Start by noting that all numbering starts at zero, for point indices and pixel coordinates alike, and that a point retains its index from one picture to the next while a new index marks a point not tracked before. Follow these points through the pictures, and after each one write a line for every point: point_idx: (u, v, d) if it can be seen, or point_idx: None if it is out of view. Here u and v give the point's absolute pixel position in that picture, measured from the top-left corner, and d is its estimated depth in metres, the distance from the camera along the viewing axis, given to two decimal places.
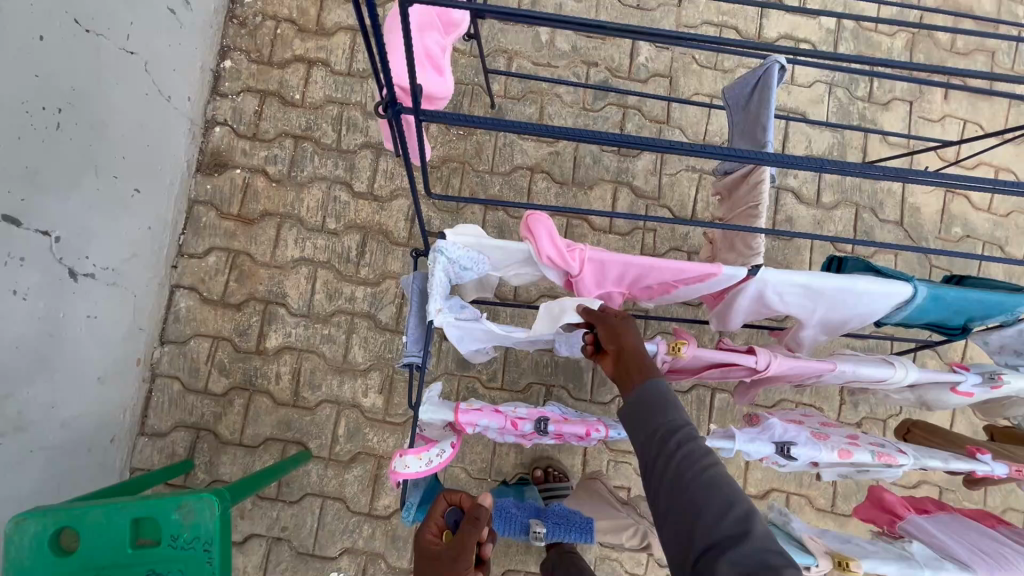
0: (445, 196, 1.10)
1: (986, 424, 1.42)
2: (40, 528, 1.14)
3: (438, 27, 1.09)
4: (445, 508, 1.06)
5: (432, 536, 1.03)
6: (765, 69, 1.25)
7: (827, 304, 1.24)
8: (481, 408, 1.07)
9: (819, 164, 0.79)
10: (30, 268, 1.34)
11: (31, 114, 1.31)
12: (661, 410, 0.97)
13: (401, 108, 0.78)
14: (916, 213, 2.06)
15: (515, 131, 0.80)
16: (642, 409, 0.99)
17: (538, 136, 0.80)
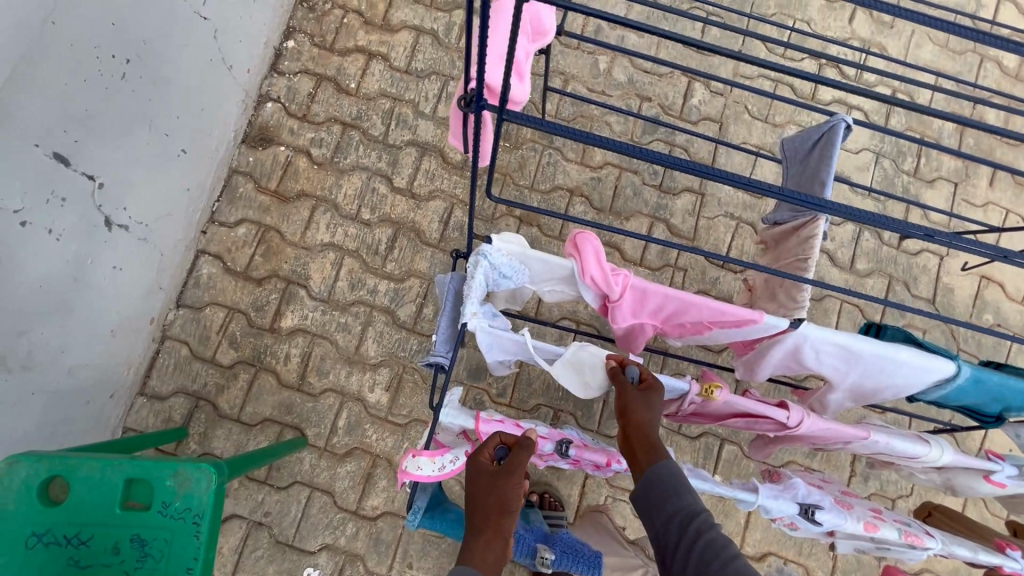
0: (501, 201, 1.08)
1: (1009, 519, 1.36)
2: (32, 474, 1.11)
3: (529, 32, 1.10)
4: (495, 443, 0.98)
5: (484, 464, 0.96)
6: (830, 125, 1.24)
7: (863, 369, 1.21)
8: (502, 420, 1.04)
9: (876, 217, 0.82)
10: (70, 209, 1.34)
11: (100, 60, 1.32)
12: (676, 494, 0.99)
13: (486, 104, 0.77)
14: (949, 293, 2.04)
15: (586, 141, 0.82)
16: (660, 491, 1.00)
17: (606, 148, 0.81)
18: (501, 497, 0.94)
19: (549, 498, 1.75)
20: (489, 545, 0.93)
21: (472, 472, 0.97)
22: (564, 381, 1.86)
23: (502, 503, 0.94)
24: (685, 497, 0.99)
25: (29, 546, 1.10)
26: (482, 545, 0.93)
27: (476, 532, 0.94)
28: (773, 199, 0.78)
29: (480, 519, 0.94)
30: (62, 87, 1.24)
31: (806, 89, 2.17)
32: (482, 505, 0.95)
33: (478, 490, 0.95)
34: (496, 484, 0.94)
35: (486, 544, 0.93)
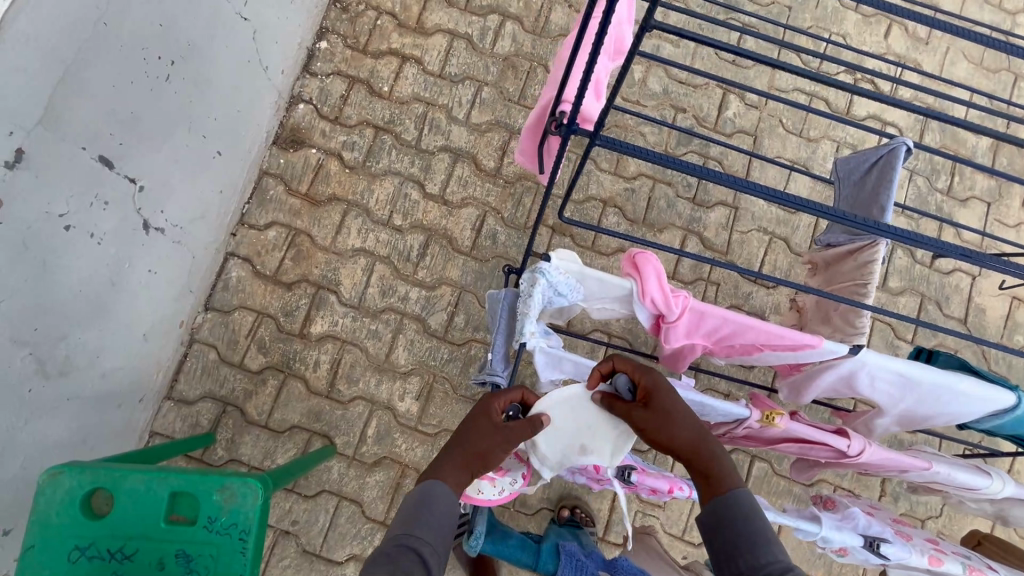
0: (570, 219, 1.13)
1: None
2: (76, 485, 1.09)
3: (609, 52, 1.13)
4: (512, 399, 1.09)
5: (495, 412, 1.05)
6: (890, 148, 1.23)
7: (918, 396, 1.19)
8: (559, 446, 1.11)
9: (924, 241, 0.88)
10: (111, 213, 1.31)
11: (147, 61, 1.29)
12: (749, 548, 0.91)
13: (579, 127, 0.78)
14: (980, 314, 2.04)
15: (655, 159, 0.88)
16: (728, 531, 0.95)
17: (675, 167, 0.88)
18: (493, 442, 1.03)
19: (580, 513, 1.74)
20: (464, 474, 1.02)
21: (478, 412, 1.06)
22: None
23: (492, 444, 1.02)
24: (768, 553, 0.90)
25: (72, 559, 1.07)
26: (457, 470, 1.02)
27: (459, 462, 1.03)
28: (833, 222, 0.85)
29: (469, 452, 1.03)
30: (111, 89, 1.21)
31: (842, 103, 2.16)
32: (475, 444, 1.03)
33: (478, 428, 1.04)
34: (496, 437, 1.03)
35: (462, 471, 1.02)
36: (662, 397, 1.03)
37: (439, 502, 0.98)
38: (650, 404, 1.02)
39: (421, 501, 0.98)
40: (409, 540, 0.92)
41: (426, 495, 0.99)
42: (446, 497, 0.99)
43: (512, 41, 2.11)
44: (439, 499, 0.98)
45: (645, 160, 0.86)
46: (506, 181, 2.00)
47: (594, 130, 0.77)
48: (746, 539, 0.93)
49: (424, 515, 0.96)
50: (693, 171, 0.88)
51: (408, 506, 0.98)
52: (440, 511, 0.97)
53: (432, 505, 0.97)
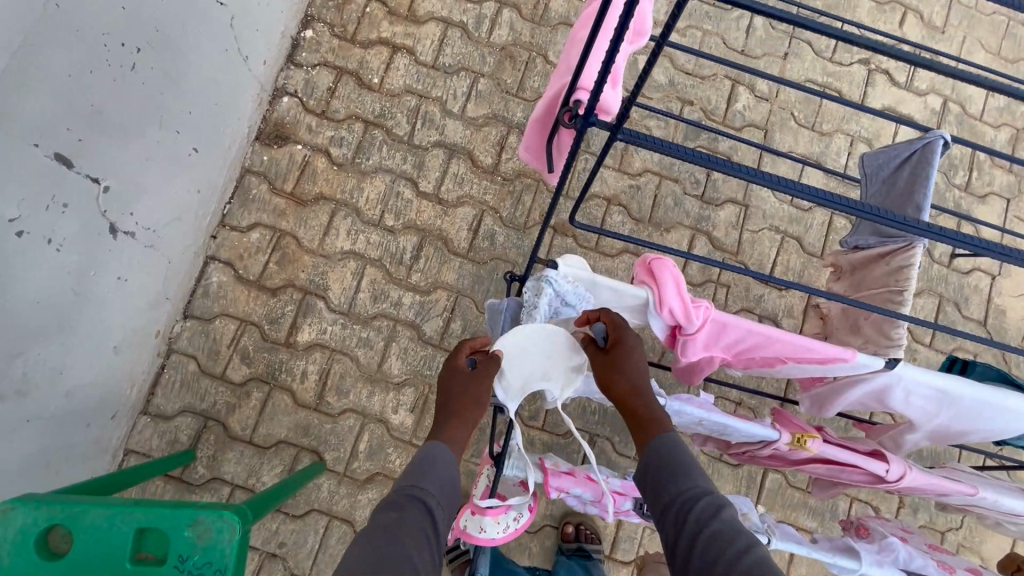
0: (583, 226, 1.05)
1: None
2: (30, 522, 0.97)
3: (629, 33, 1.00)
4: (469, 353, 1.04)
5: (462, 364, 1.02)
6: (925, 142, 1.13)
7: (955, 412, 1.10)
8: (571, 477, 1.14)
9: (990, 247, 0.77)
10: (72, 216, 1.19)
11: (108, 49, 1.17)
12: (674, 477, 0.92)
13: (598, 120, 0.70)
14: (1000, 315, 1.95)
15: (691, 158, 0.78)
16: (654, 470, 0.94)
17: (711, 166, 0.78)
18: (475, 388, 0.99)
19: (585, 531, 1.64)
20: (455, 428, 0.98)
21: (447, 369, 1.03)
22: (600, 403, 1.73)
23: (467, 392, 0.99)
24: (689, 480, 0.91)
25: None
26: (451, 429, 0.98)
27: (445, 421, 0.99)
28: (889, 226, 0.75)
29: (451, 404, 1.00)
30: (66, 79, 1.09)
31: (855, 94, 2.06)
32: (453, 399, 1.00)
33: (452, 385, 1.01)
34: (467, 382, 1.00)
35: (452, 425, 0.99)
36: (625, 348, 1.00)
37: (447, 462, 0.95)
38: (613, 351, 1.00)
39: (423, 464, 0.93)
40: (417, 492, 0.88)
41: (429, 456, 0.95)
42: (448, 456, 0.95)
43: (509, 30, 2.00)
44: (443, 458, 0.95)
45: (679, 156, 0.76)
46: (504, 179, 1.89)
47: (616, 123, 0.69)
48: (671, 471, 0.93)
49: (426, 473, 0.92)
50: (731, 170, 0.78)
51: (413, 466, 0.93)
52: (445, 467, 0.94)
53: (438, 466, 0.93)
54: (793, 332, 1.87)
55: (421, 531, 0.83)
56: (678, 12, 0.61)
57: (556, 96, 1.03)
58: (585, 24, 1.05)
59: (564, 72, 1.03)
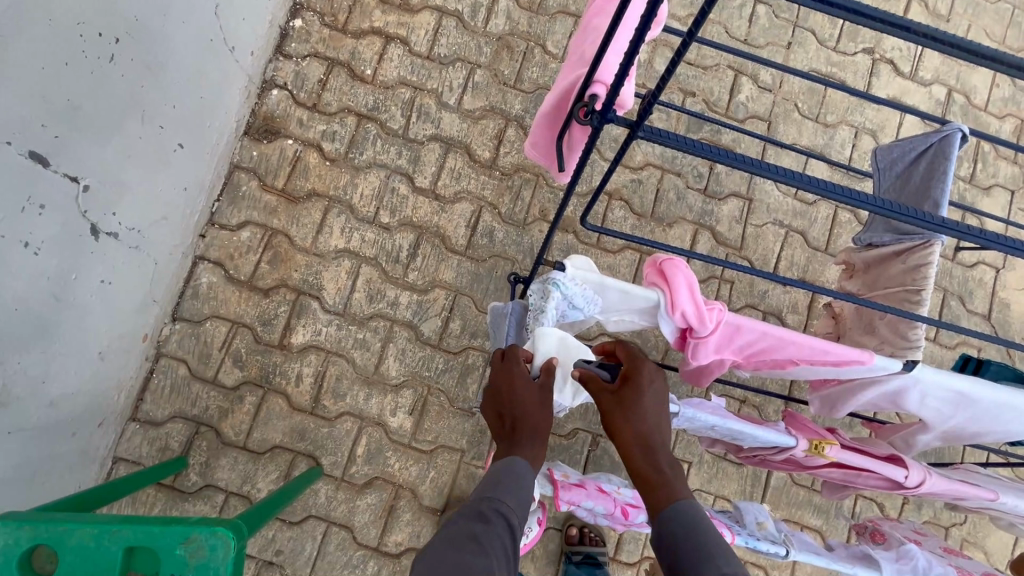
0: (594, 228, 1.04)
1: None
2: (12, 542, 0.92)
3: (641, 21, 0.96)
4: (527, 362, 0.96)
5: (524, 373, 0.95)
6: (943, 135, 1.10)
7: (970, 413, 1.08)
8: (577, 489, 1.21)
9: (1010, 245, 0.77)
10: (49, 218, 1.13)
11: (85, 40, 1.10)
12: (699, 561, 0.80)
13: (615, 117, 0.70)
14: (1004, 309, 1.93)
15: (713, 158, 0.74)
16: (677, 544, 0.83)
17: (734, 166, 0.74)
18: (534, 406, 0.94)
19: (589, 534, 1.61)
20: (527, 441, 0.94)
21: (508, 377, 0.96)
22: None
23: (535, 402, 0.94)
24: (717, 564, 0.78)
25: None
26: (523, 441, 0.94)
27: (514, 432, 0.95)
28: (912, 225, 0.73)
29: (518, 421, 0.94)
30: (39, 73, 1.02)
31: (860, 85, 2.02)
32: (519, 409, 0.94)
33: (515, 395, 0.94)
34: (530, 401, 0.94)
35: (524, 436, 0.94)
36: (640, 387, 0.92)
37: (526, 475, 0.92)
38: (625, 390, 0.92)
39: (500, 478, 0.91)
40: (498, 507, 0.87)
41: (506, 474, 0.91)
42: (527, 469, 0.92)
43: (506, 19, 1.93)
44: (523, 473, 0.92)
45: (707, 158, 0.74)
46: (502, 174, 1.83)
47: (635, 122, 0.71)
48: (693, 545, 0.82)
49: (506, 487, 0.89)
50: (761, 171, 0.75)
51: (492, 479, 0.91)
52: (523, 481, 0.91)
53: (514, 482, 0.90)
54: (798, 328, 1.84)
55: (502, 549, 0.83)
56: (707, 7, 0.58)
57: (568, 90, 0.98)
58: (596, 10, 1.00)
59: (577, 64, 0.98)
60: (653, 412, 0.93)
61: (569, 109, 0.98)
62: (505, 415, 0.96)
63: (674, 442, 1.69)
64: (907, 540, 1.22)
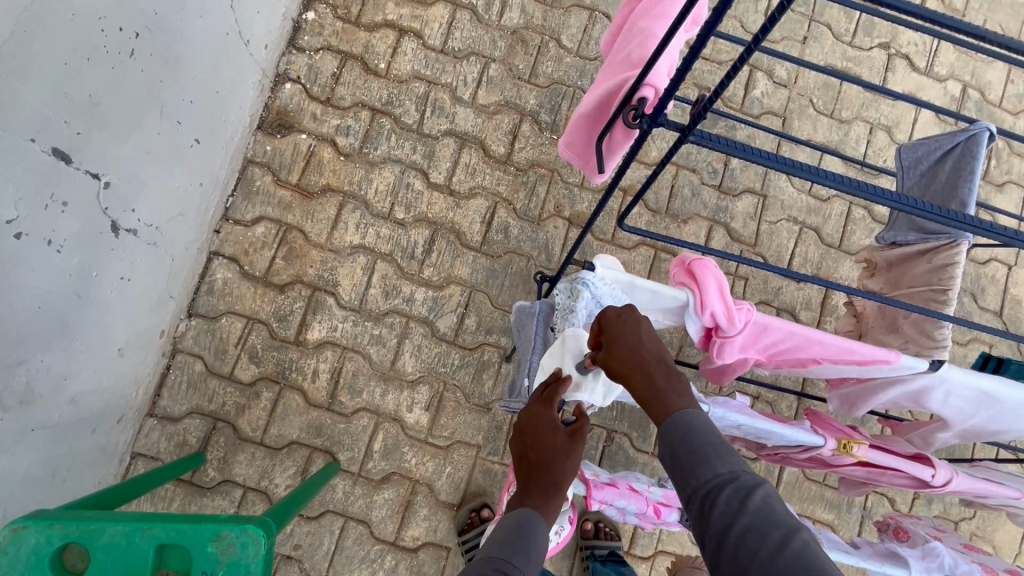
0: (635, 230, 1.11)
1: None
2: (43, 541, 0.92)
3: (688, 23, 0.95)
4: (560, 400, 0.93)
5: (554, 415, 0.91)
6: (970, 134, 1.08)
7: (991, 412, 1.09)
8: (611, 487, 1.23)
9: None
10: (72, 215, 1.12)
11: (106, 35, 1.09)
12: (693, 465, 0.76)
13: (668, 121, 0.76)
14: (1016, 306, 1.94)
15: (765, 162, 0.78)
16: (672, 454, 0.79)
17: (785, 169, 0.78)
18: (559, 452, 0.90)
19: (604, 528, 1.62)
20: (541, 488, 0.89)
21: (534, 416, 0.92)
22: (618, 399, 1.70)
23: (561, 447, 0.90)
24: (714, 466, 0.75)
25: None
26: (537, 490, 0.89)
27: (529, 479, 0.90)
28: (954, 226, 0.77)
29: (540, 464, 0.90)
30: (62, 69, 1.01)
31: (875, 80, 2.01)
32: (541, 452, 0.90)
33: (536, 435, 0.90)
34: (558, 442, 0.90)
35: (540, 483, 0.89)
36: (609, 330, 0.89)
37: (537, 531, 0.86)
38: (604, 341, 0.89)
39: (511, 532, 0.85)
40: (506, 568, 0.79)
41: (521, 524, 0.86)
42: (539, 522, 0.87)
43: (521, 13, 1.91)
44: (534, 528, 0.86)
45: (754, 161, 0.77)
46: (517, 169, 1.83)
47: (686, 125, 0.76)
48: (689, 453, 0.78)
49: (517, 543, 0.83)
50: (807, 173, 0.78)
51: (504, 534, 0.85)
52: (534, 538, 0.85)
53: (526, 536, 0.84)
54: (811, 325, 1.85)
55: None
56: (773, 20, 0.63)
57: (613, 91, 0.96)
58: (643, 8, 0.99)
59: (623, 66, 0.96)
60: (637, 339, 0.87)
61: (612, 111, 0.97)
62: (527, 455, 0.91)
63: None
64: (931, 538, 1.23)
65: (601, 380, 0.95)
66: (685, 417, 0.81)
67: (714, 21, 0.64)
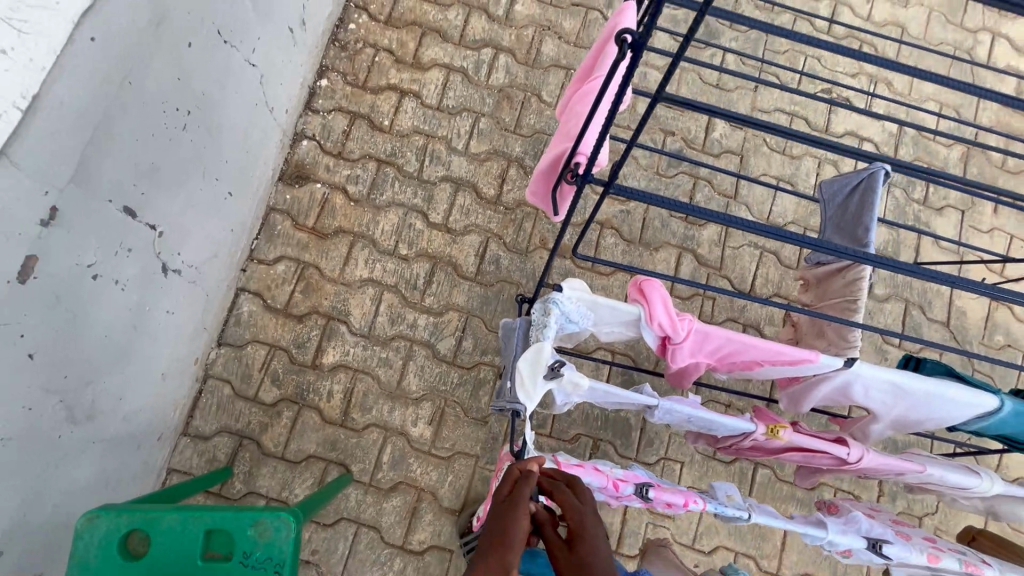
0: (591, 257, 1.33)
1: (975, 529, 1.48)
2: (112, 528, 1.12)
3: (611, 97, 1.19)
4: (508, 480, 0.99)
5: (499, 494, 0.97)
6: (870, 172, 1.32)
7: (907, 404, 1.28)
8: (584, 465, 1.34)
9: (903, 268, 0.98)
10: (134, 259, 1.36)
11: (166, 114, 1.35)
12: None
13: (594, 178, 0.99)
14: (962, 317, 2.14)
15: (667, 206, 0.99)
16: None
17: (682, 212, 0.98)
18: (504, 526, 0.90)
19: None
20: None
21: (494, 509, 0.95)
22: (602, 411, 1.88)
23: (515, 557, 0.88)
24: None
25: None
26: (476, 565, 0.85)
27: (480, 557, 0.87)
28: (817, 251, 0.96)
29: (484, 541, 0.89)
30: (134, 144, 1.26)
31: (821, 121, 2.28)
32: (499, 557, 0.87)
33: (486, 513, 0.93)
34: (498, 518, 0.92)
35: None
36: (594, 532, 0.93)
37: None
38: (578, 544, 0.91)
39: None
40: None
41: None
42: None
43: (506, 74, 2.20)
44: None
45: (658, 205, 0.98)
46: (506, 209, 2.07)
47: (607, 180, 0.98)
48: None
49: None
50: (701, 214, 0.97)
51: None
52: None
53: None
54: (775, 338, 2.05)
55: None
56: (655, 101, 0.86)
57: (558, 155, 1.20)
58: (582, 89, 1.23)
59: (565, 134, 1.21)
60: (611, 561, 0.91)
61: (558, 171, 1.21)
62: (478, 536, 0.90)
63: (667, 444, 1.88)
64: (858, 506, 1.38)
65: (569, 378, 1.17)
66: None
67: (615, 106, 0.87)
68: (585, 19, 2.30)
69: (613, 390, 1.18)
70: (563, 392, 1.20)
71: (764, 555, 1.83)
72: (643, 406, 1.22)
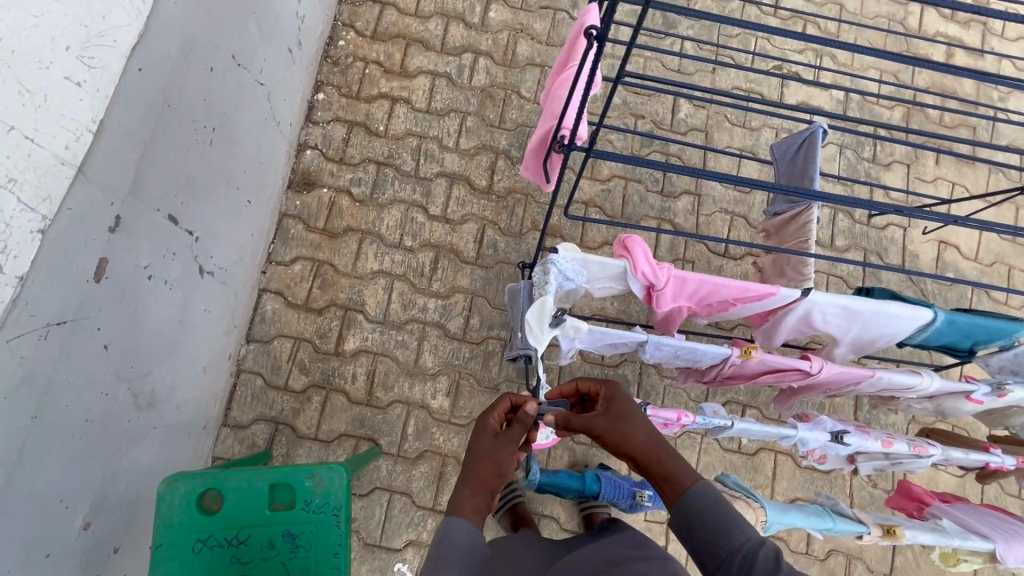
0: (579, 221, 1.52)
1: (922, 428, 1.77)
2: (190, 489, 1.29)
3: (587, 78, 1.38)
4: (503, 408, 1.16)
5: (490, 423, 1.13)
6: (811, 131, 1.54)
7: (859, 325, 1.49)
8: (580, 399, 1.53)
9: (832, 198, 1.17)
10: (178, 261, 1.53)
11: (197, 131, 1.52)
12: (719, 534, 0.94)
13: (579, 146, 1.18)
14: (914, 258, 2.38)
15: (631, 163, 1.18)
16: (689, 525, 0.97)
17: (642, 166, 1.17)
18: (502, 451, 1.08)
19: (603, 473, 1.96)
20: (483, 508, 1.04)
21: (475, 434, 1.12)
22: (601, 370, 2.08)
23: (502, 471, 1.08)
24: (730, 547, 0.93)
25: (196, 550, 1.28)
26: (478, 486, 1.05)
27: (483, 480, 1.06)
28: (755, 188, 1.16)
29: (478, 465, 1.07)
30: (173, 159, 1.44)
31: (775, 95, 2.51)
32: (486, 478, 1.06)
33: (486, 441, 1.10)
34: (501, 442, 1.10)
35: (480, 500, 1.04)
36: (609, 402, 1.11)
37: (459, 532, 1.00)
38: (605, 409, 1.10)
39: (440, 539, 1.00)
40: None
41: (448, 530, 1.01)
42: (462, 526, 1.00)
43: (486, 75, 2.41)
44: (460, 533, 1.00)
45: (623, 161, 1.17)
46: (498, 197, 2.27)
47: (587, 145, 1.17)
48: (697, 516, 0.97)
49: (447, 547, 0.99)
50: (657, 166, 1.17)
51: (434, 550, 1.00)
52: (454, 541, 0.99)
53: (449, 539, 0.99)
54: None
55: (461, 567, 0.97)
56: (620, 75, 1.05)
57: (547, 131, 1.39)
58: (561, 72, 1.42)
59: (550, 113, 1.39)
60: (635, 420, 1.08)
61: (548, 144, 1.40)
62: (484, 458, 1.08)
63: (663, 394, 2.08)
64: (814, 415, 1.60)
65: (571, 324, 1.38)
66: (692, 490, 0.99)
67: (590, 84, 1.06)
68: (554, 19, 2.51)
69: (609, 332, 1.39)
70: (567, 336, 1.41)
71: (757, 484, 2.04)
72: (634, 343, 1.43)
